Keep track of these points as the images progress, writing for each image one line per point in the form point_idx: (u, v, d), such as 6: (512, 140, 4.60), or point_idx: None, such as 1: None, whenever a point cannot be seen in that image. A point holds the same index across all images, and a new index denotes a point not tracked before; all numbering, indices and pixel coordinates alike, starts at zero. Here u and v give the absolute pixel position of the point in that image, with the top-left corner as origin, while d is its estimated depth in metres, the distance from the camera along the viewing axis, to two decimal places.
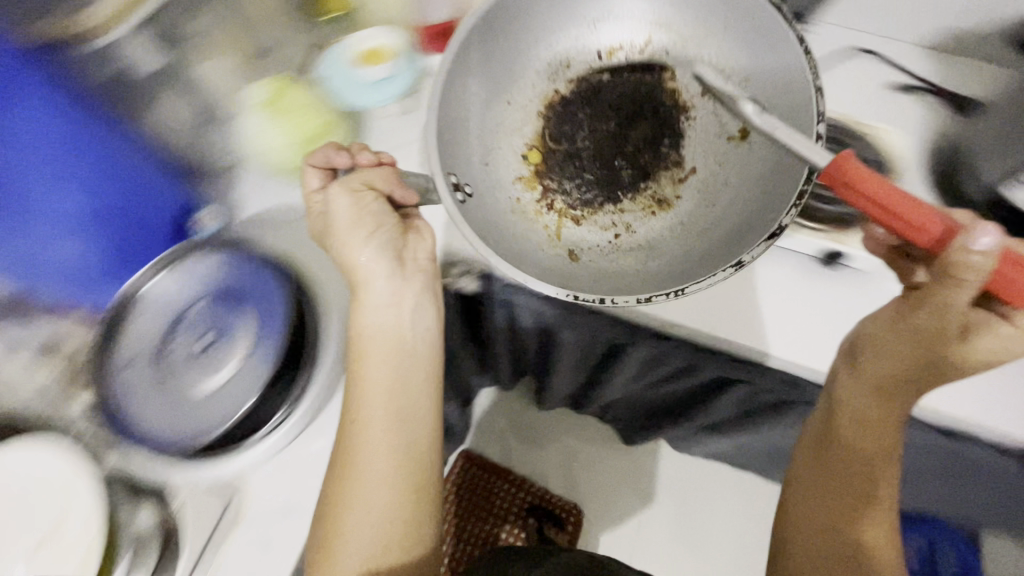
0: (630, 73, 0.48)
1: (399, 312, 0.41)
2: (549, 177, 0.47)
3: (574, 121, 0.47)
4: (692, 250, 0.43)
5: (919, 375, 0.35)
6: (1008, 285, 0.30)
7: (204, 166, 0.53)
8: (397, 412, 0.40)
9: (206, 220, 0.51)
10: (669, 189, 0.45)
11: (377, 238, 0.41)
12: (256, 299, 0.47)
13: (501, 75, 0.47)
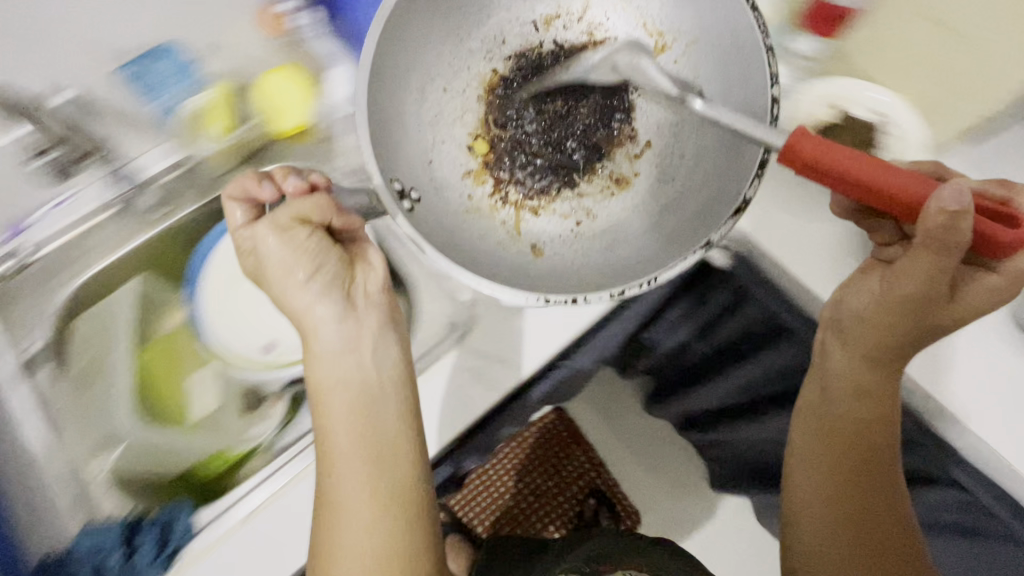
0: (573, 44, 0.45)
1: (357, 354, 0.38)
2: (499, 168, 0.44)
3: (518, 104, 0.44)
4: (656, 229, 0.42)
5: (904, 340, 0.38)
6: (990, 241, 0.32)
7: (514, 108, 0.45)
8: (377, 463, 0.38)
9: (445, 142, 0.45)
10: (625, 166, 0.44)
11: (318, 281, 0.37)
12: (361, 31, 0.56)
13: (438, 60, 0.43)
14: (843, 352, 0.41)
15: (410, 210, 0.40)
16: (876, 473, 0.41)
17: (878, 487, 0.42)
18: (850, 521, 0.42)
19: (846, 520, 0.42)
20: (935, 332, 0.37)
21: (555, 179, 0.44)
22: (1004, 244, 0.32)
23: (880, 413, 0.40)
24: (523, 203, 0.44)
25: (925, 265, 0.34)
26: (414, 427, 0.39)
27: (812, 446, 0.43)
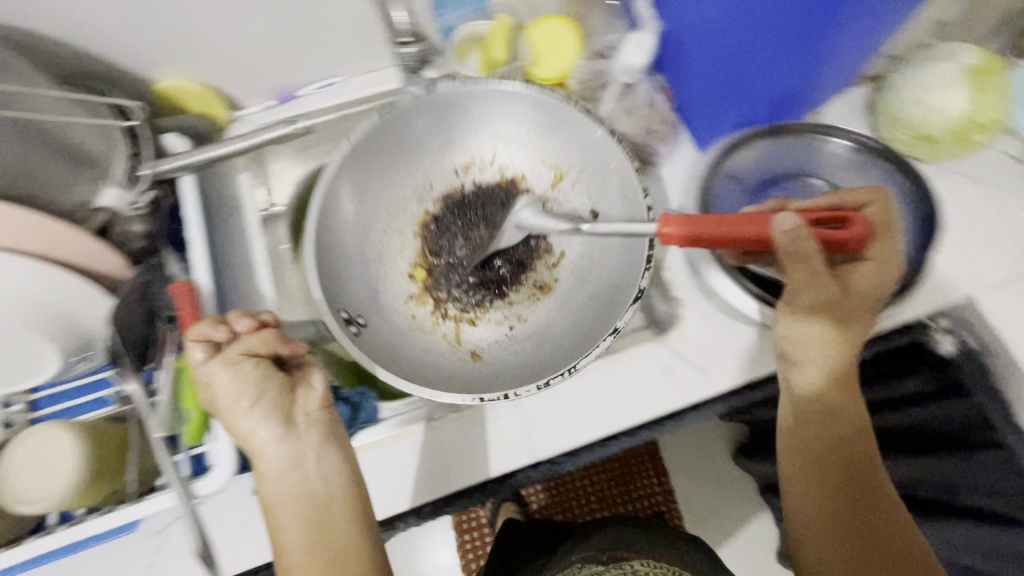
0: (487, 182, 0.60)
1: (302, 470, 0.44)
2: (438, 290, 0.58)
3: (447, 237, 0.58)
4: (572, 327, 0.54)
5: (829, 349, 0.45)
6: (834, 241, 0.42)
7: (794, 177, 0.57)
8: (329, 563, 0.43)
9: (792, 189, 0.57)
10: (546, 274, 0.58)
11: (259, 410, 0.43)
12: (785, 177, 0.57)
13: (376, 208, 0.57)
14: (802, 375, 0.47)
15: (356, 334, 0.51)
16: (859, 483, 0.47)
17: (874, 503, 0.46)
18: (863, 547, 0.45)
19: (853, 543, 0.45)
20: (853, 325, 0.45)
21: (488, 293, 0.57)
22: (845, 237, 0.42)
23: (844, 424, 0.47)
24: (462, 319, 0.57)
25: (805, 278, 0.42)
26: (360, 524, 0.45)
27: (803, 475, 0.47)
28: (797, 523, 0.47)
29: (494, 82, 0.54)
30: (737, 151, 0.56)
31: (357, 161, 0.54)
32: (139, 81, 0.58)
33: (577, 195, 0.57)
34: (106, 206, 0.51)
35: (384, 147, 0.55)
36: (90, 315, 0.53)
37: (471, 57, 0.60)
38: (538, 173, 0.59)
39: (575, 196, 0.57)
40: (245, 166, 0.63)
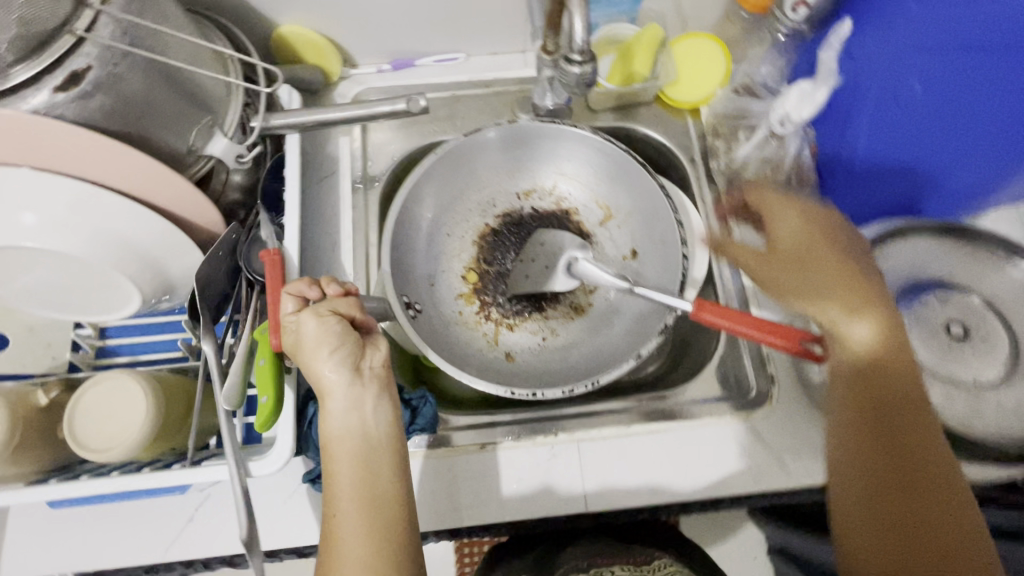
0: (545, 208, 0.72)
1: (360, 414, 0.47)
2: (484, 294, 0.69)
3: (500, 249, 0.71)
4: (597, 350, 0.66)
5: (800, 245, 0.55)
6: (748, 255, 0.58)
7: (939, 287, 0.53)
8: (370, 501, 0.45)
9: (930, 304, 0.53)
10: (583, 298, 0.70)
11: (337, 355, 0.46)
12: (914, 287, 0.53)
13: (454, 219, 0.71)
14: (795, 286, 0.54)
15: (414, 317, 0.64)
16: (909, 426, 0.48)
17: (911, 428, 0.48)
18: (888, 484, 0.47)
19: (890, 527, 0.46)
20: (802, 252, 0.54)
21: (528, 306, 0.69)
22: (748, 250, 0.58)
23: (842, 268, 0.52)
24: (502, 323, 0.68)
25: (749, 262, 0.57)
26: (401, 472, 0.48)
27: (843, 437, 0.50)
28: (841, 520, 0.48)
29: (567, 125, 0.67)
30: (888, 247, 0.54)
31: (428, 179, 0.67)
32: (278, 33, 0.66)
33: (622, 235, 0.70)
34: (213, 154, 0.53)
35: (464, 165, 0.68)
36: (180, 266, 0.54)
37: (610, 55, 0.69)
38: (592, 210, 0.71)
39: (620, 237, 0.70)
40: (348, 132, 0.70)
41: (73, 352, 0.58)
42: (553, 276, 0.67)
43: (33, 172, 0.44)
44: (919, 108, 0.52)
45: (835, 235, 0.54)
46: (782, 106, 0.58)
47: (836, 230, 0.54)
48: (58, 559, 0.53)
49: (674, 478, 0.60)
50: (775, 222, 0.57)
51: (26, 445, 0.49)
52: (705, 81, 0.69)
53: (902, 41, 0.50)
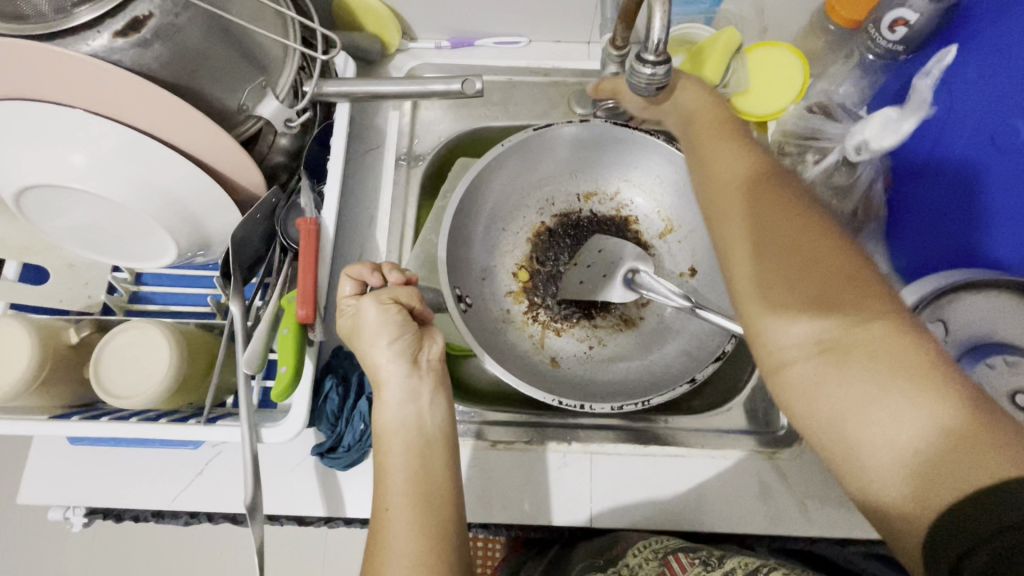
0: (606, 214, 0.70)
1: (416, 406, 0.47)
2: (533, 295, 0.68)
3: (553, 251, 0.69)
4: (645, 366, 0.65)
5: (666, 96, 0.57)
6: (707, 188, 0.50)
7: (1009, 347, 0.48)
8: (424, 496, 0.44)
9: (997, 367, 0.48)
10: (634, 311, 0.68)
11: (396, 345, 0.47)
12: (981, 344, 0.49)
13: (511, 213, 0.69)
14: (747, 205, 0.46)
15: (465, 310, 0.63)
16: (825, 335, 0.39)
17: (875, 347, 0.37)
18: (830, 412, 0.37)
19: (813, 303, 0.39)
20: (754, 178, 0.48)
21: (577, 312, 0.68)
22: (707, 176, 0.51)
23: (765, 173, 0.47)
24: (548, 327, 0.68)
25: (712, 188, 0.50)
26: (452, 469, 0.46)
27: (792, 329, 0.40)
28: (756, 299, 0.42)
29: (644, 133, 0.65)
30: (966, 297, 0.49)
31: (496, 169, 0.66)
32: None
33: (681, 250, 0.69)
34: (262, 116, 0.53)
35: (528, 159, 0.67)
36: (217, 224, 0.54)
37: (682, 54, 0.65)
38: (653, 222, 0.70)
39: (679, 251, 0.69)
40: (399, 107, 0.69)
41: (108, 294, 0.59)
42: (611, 285, 0.64)
43: (86, 116, 0.44)
44: (1013, 155, 0.50)
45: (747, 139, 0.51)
46: (861, 132, 0.54)
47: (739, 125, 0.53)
48: (71, 495, 0.55)
49: (688, 506, 0.57)
50: (684, 105, 0.56)
51: (53, 381, 0.50)
52: (779, 93, 0.64)
53: (1009, 85, 0.50)
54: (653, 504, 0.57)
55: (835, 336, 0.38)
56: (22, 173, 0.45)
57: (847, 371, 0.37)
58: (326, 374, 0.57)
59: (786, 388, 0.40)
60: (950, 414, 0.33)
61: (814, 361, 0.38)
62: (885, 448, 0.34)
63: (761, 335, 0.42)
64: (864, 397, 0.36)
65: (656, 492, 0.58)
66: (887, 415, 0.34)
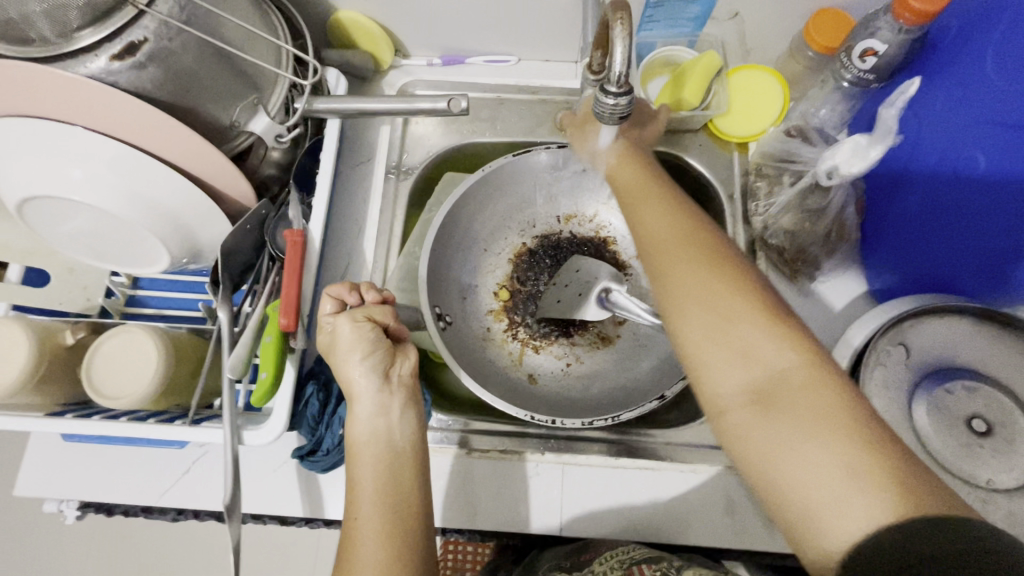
0: (585, 235, 0.73)
1: (387, 420, 0.49)
2: (513, 313, 0.70)
3: (532, 271, 0.72)
4: (620, 384, 0.67)
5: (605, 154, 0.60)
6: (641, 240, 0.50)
7: (965, 374, 0.49)
8: (392, 507, 0.46)
9: (954, 394, 0.49)
10: (611, 330, 0.70)
11: (368, 362, 0.49)
12: (940, 371, 0.50)
13: (494, 234, 0.72)
14: (673, 253, 0.46)
15: (444, 328, 0.65)
16: (748, 377, 0.40)
17: (794, 386, 0.38)
18: (762, 450, 0.38)
19: (742, 355, 0.40)
20: (675, 225, 0.48)
21: (555, 330, 0.70)
22: (637, 227, 0.51)
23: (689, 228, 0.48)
24: (527, 344, 0.69)
25: (644, 237, 0.49)
26: (420, 480, 0.48)
27: (722, 378, 0.40)
28: (689, 350, 0.43)
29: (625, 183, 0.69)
30: (926, 323, 0.51)
31: (477, 193, 0.68)
32: (336, 17, 0.67)
33: None
34: (254, 132, 0.55)
35: (506, 183, 0.70)
36: (208, 234, 0.57)
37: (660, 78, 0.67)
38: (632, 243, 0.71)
39: None
40: (390, 121, 0.72)
41: (107, 298, 0.63)
42: (585, 304, 0.63)
43: (86, 133, 0.47)
44: (971, 185, 0.50)
45: (669, 198, 0.51)
46: (832, 157, 0.55)
47: (664, 184, 0.54)
48: (65, 490, 0.57)
49: (654, 520, 0.59)
50: (617, 170, 0.58)
51: (49, 380, 0.53)
52: (758, 117, 0.68)
53: (971, 116, 0.50)
54: (623, 516, 0.59)
55: (764, 385, 0.39)
56: (24, 184, 0.48)
57: (773, 422, 0.38)
58: (309, 379, 0.59)
59: (724, 436, 0.41)
60: (859, 456, 0.35)
61: (741, 407, 0.39)
62: (807, 494, 0.35)
63: (698, 385, 0.42)
64: (785, 441, 0.37)
65: (624, 505, 0.59)
66: (811, 461, 0.36)
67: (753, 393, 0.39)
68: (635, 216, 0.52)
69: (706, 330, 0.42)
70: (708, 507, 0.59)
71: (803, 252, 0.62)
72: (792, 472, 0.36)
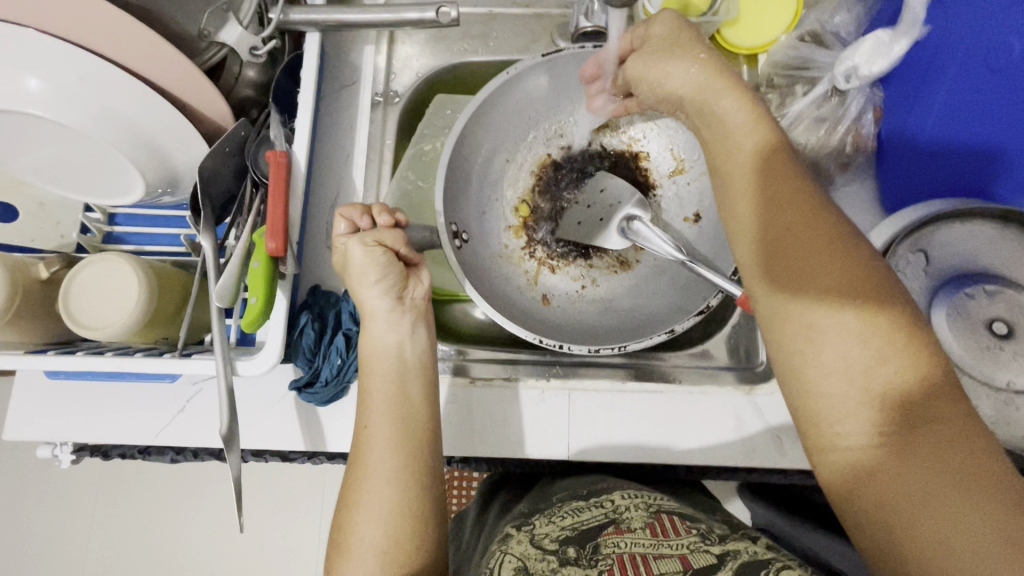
0: (616, 148, 0.68)
1: (398, 335, 0.47)
2: (533, 231, 0.68)
3: (557, 185, 0.68)
4: (635, 308, 0.65)
5: (699, 96, 0.47)
6: (743, 237, 0.43)
7: (985, 275, 0.48)
8: (402, 421, 0.44)
9: (979, 298, 0.47)
10: (632, 255, 0.67)
11: (382, 283, 0.47)
12: (964, 274, 0.48)
13: (517, 145, 0.68)
14: (795, 263, 0.39)
15: (460, 246, 0.62)
16: (882, 417, 0.35)
17: (941, 436, 0.34)
18: (884, 502, 0.34)
19: (874, 393, 0.36)
20: (799, 226, 0.40)
21: (574, 251, 0.67)
22: (739, 219, 0.43)
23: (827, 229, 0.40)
24: (544, 263, 0.67)
25: (749, 236, 0.42)
26: (430, 396, 0.47)
27: (846, 417, 0.36)
28: (807, 373, 0.38)
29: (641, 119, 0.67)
30: (947, 226, 0.49)
31: (502, 97, 0.63)
32: None
33: (688, 193, 0.67)
34: (225, 43, 0.51)
35: (534, 88, 0.65)
36: (183, 158, 0.52)
37: None
38: (665, 158, 0.68)
39: (686, 194, 0.67)
40: (374, 40, 0.67)
41: (82, 234, 0.59)
42: (606, 231, 0.63)
43: (35, 35, 0.42)
44: (1007, 74, 0.47)
45: (802, 183, 0.42)
46: (850, 58, 0.52)
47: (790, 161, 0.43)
48: (56, 433, 0.55)
49: (660, 444, 0.58)
50: (727, 128, 0.45)
51: (26, 316, 0.50)
52: (767, 26, 0.62)
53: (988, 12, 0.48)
54: (631, 442, 0.58)
55: (895, 429, 0.35)
56: None
57: (900, 471, 0.34)
58: (303, 310, 0.57)
59: (827, 465, 0.37)
60: (1008, 522, 0.31)
61: (869, 450, 0.35)
62: (935, 560, 0.32)
63: (807, 407, 0.38)
64: (918, 494, 0.33)
65: (631, 429, 0.58)
66: (938, 520, 0.32)
67: (880, 440, 0.35)
68: (727, 200, 0.45)
69: (838, 364, 0.37)
70: (716, 428, 0.58)
71: (815, 165, 0.59)
72: (919, 532, 0.32)
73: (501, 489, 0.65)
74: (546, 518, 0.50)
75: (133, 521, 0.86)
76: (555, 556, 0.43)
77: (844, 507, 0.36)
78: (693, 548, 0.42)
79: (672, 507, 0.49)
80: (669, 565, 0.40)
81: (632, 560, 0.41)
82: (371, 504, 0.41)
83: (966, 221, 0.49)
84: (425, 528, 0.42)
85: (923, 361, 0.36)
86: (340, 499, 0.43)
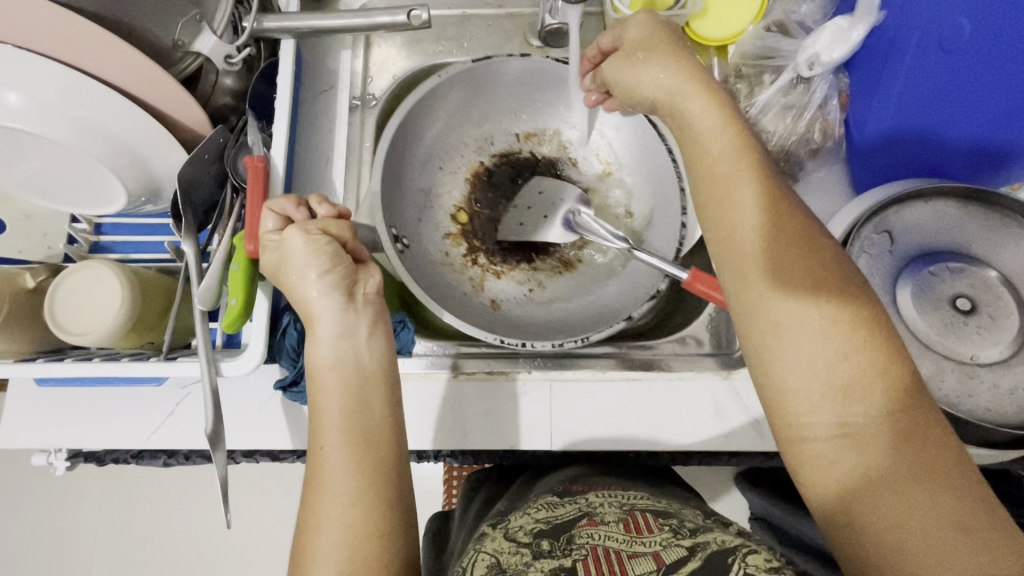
0: (547, 152, 0.71)
1: (353, 342, 0.48)
2: (471, 237, 0.69)
3: (490, 192, 0.70)
4: (586, 304, 0.67)
5: (670, 100, 0.48)
6: (714, 230, 0.44)
7: (949, 256, 0.49)
8: (365, 433, 0.45)
9: (943, 279, 0.49)
10: (572, 254, 0.70)
11: (326, 278, 0.47)
12: (931, 254, 0.50)
13: (449, 149, 0.69)
14: (768, 261, 0.41)
15: (402, 251, 0.63)
16: (850, 411, 0.37)
17: (897, 428, 0.36)
18: (849, 493, 0.36)
19: (839, 388, 0.38)
20: (769, 225, 0.42)
21: (517, 256, 0.69)
22: (711, 210, 0.45)
23: (795, 229, 0.42)
24: (488, 270, 0.69)
25: (723, 231, 0.44)
26: (390, 405, 0.48)
27: (818, 411, 0.38)
28: (777, 370, 0.40)
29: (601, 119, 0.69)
30: (907, 207, 0.50)
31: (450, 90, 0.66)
32: None
33: (620, 193, 0.69)
34: (200, 52, 0.53)
35: (493, 90, 0.68)
36: (165, 165, 0.54)
37: None
38: (593, 165, 0.70)
39: (618, 195, 0.69)
40: (351, 45, 0.68)
41: (69, 245, 0.60)
42: (550, 226, 0.67)
43: (13, 51, 0.43)
44: (962, 56, 0.49)
45: (775, 184, 0.43)
46: (812, 45, 0.53)
47: (762, 160, 0.44)
48: (49, 439, 0.57)
49: (641, 433, 0.59)
50: (698, 131, 0.46)
51: (16, 325, 0.51)
52: (735, 18, 0.64)
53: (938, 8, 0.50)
54: (608, 433, 0.59)
55: (861, 422, 0.37)
56: None
57: (865, 460, 0.36)
58: (285, 311, 0.58)
59: (798, 459, 0.39)
60: (960, 506, 0.34)
61: (836, 444, 0.37)
62: (896, 547, 0.34)
63: (777, 403, 0.40)
64: (878, 483, 0.35)
65: (608, 420, 0.59)
66: (899, 508, 0.34)
67: (848, 433, 0.37)
68: (698, 191, 0.46)
69: (807, 360, 0.38)
70: (699, 416, 0.59)
71: (785, 151, 0.60)
72: (881, 521, 0.35)
73: (487, 482, 0.67)
74: (521, 512, 0.51)
75: (136, 530, 0.87)
76: (528, 548, 0.44)
77: (815, 501, 0.38)
78: (666, 544, 0.42)
79: (647, 506, 0.50)
80: (642, 566, 0.40)
81: (607, 556, 0.41)
82: (333, 521, 0.42)
83: (920, 199, 0.50)
84: (390, 538, 0.42)
85: (883, 357, 0.38)
86: (298, 524, 0.43)
